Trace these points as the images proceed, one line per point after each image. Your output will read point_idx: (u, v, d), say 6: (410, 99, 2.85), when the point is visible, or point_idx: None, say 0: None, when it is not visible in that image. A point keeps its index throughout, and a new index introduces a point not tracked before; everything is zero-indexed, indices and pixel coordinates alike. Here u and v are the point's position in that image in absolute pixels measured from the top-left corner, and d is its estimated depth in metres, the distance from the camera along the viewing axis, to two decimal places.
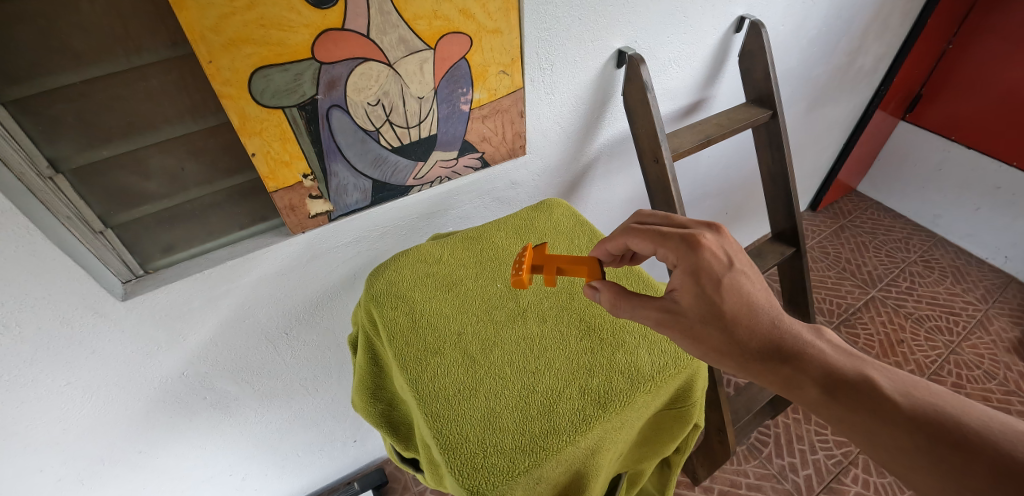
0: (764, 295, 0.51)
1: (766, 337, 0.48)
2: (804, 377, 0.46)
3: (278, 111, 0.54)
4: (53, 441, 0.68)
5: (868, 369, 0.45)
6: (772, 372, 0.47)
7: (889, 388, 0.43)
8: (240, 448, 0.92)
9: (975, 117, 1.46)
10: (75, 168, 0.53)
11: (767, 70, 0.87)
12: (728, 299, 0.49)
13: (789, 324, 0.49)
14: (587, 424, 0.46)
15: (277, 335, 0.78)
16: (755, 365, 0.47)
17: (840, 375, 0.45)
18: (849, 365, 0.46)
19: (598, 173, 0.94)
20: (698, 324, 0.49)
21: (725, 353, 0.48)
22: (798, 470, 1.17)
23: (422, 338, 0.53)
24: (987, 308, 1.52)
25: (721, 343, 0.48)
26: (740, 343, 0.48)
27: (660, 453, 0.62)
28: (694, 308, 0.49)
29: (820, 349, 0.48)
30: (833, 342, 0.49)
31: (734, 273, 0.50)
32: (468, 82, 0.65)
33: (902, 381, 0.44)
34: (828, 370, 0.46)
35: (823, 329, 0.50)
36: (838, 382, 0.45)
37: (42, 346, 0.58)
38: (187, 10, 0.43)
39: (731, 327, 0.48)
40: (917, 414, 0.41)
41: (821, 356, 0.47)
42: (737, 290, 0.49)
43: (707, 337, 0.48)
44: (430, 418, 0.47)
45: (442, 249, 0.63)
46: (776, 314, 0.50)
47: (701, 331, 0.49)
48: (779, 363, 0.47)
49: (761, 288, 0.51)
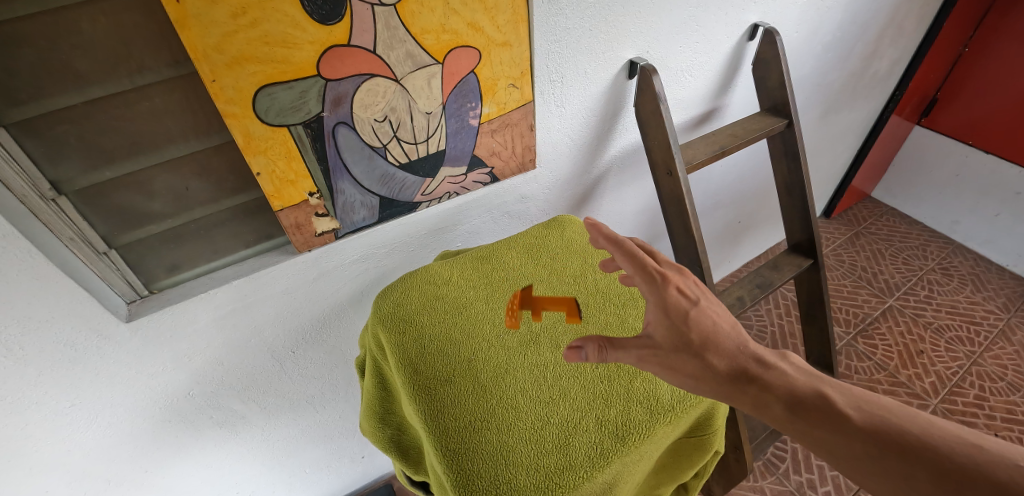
0: (729, 324, 0.48)
1: (732, 359, 0.45)
2: (770, 395, 0.44)
3: (283, 128, 0.53)
4: (59, 461, 0.67)
5: (824, 385, 0.44)
6: (738, 393, 0.44)
7: (843, 401, 0.42)
8: (249, 465, 0.90)
9: (994, 120, 1.42)
10: (79, 190, 0.52)
11: (783, 79, 0.85)
12: (696, 332, 0.46)
13: (751, 347, 0.46)
14: (604, 459, 0.44)
15: (284, 353, 0.76)
16: (722, 388, 0.44)
17: (801, 395, 0.43)
18: (806, 382, 0.44)
19: (610, 184, 0.92)
20: (669, 352, 0.46)
21: (698, 385, 0.45)
22: (817, 487, 1.13)
23: (431, 364, 0.51)
24: (1009, 317, 1.47)
25: (693, 377, 0.45)
26: (708, 367, 0.45)
27: (676, 479, 0.60)
28: (666, 337, 0.46)
29: (782, 370, 0.45)
30: (795, 363, 0.47)
31: (701, 307, 0.47)
32: (478, 96, 0.63)
33: (853, 394, 0.43)
34: (789, 387, 0.44)
35: (785, 351, 0.47)
36: (800, 400, 0.43)
37: (45, 368, 0.56)
38: (190, 28, 0.42)
39: (702, 355, 0.45)
40: (869, 427, 0.40)
41: (782, 375, 0.45)
42: (703, 322, 0.46)
43: (680, 366, 0.45)
44: (442, 454, 0.44)
45: (450, 269, 0.61)
46: (740, 338, 0.47)
47: (676, 363, 0.45)
48: (744, 383, 0.44)
49: (726, 317, 0.48)
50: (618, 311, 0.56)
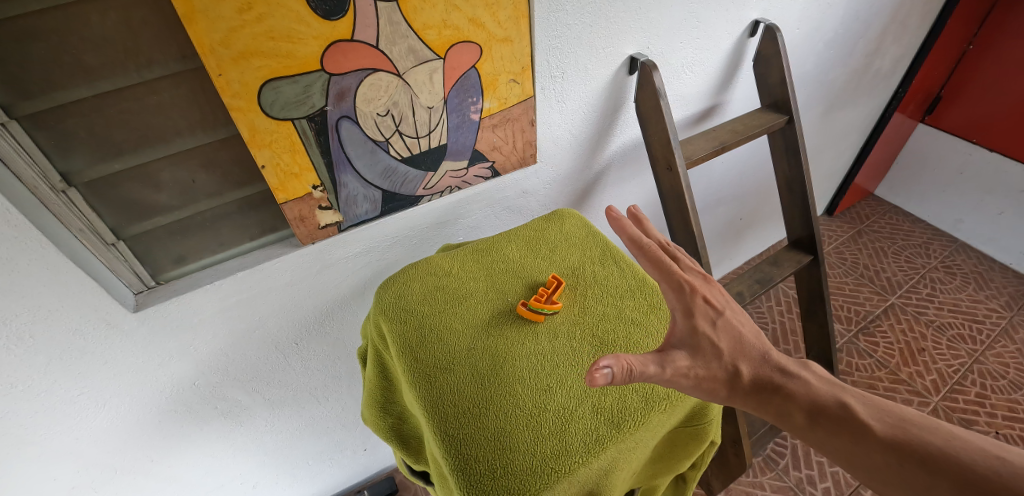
0: (753, 334, 0.50)
1: (758, 370, 0.48)
2: (792, 405, 0.46)
3: (287, 122, 0.54)
4: (67, 449, 0.68)
5: (848, 396, 0.45)
6: (764, 403, 0.46)
7: (865, 412, 0.44)
8: (252, 455, 0.92)
9: (998, 118, 1.42)
10: (88, 182, 0.53)
11: (783, 75, 0.85)
12: (724, 342, 0.48)
13: (776, 357, 0.48)
14: (599, 445, 0.45)
15: (288, 344, 0.77)
16: (748, 397, 0.47)
17: (823, 405, 0.45)
18: (829, 392, 0.46)
19: (611, 179, 0.93)
20: (700, 365, 0.46)
21: (725, 392, 0.47)
22: (816, 483, 1.14)
23: (432, 353, 0.52)
24: (1012, 316, 1.47)
25: (722, 387, 0.46)
26: (736, 376, 0.47)
27: (674, 469, 0.61)
28: (697, 348, 0.47)
29: (805, 380, 0.47)
30: (819, 373, 0.48)
31: (726, 316, 0.50)
32: (479, 92, 0.64)
33: (877, 404, 0.44)
34: (812, 398, 0.46)
35: (809, 360, 0.49)
36: (821, 410, 0.45)
37: (55, 356, 0.58)
38: (197, 23, 0.43)
39: (730, 364, 0.47)
40: (889, 437, 0.42)
41: (806, 386, 0.46)
42: (730, 330, 0.49)
43: (712, 377, 0.46)
44: (441, 439, 0.45)
45: (452, 261, 0.62)
46: (765, 348, 0.49)
47: (709, 375, 0.46)
48: (770, 392, 0.46)
49: (749, 325, 0.51)
50: (615, 302, 0.57)
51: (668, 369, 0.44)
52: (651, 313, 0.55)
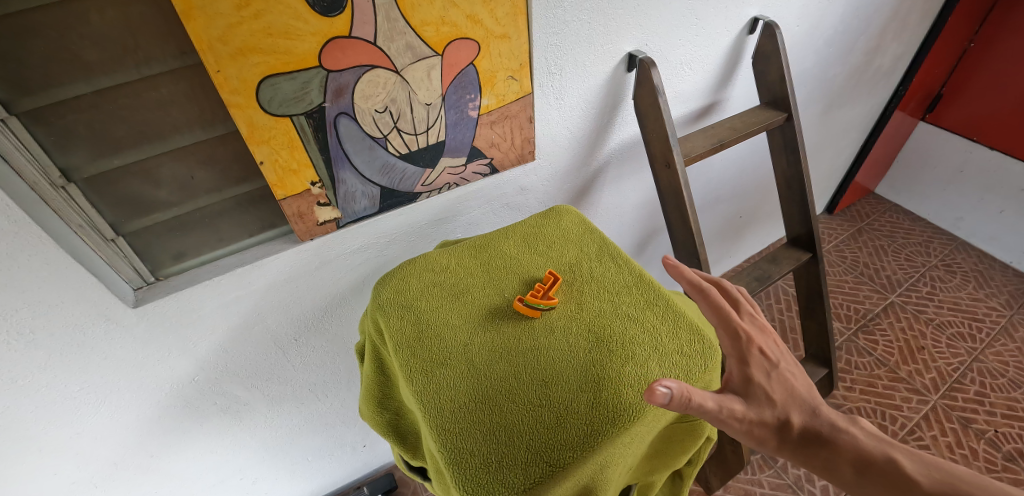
0: (807, 387, 0.49)
1: (805, 421, 0.47)
2: (840, 459, 0.45)
3: (286, 118, 0.54)
4: (67, 444, 0.69)
5: (897, 452, 0.44)
6: (811, 457, 0.45)
7: (916, 470, 0.43)
8: (251, 451, 0.92)
9: (999, 116, 1.42)
10: (88, 177, 0.53)
11: (782, 72, 0.85)
12: (777, 392, 0.47)
13: (825, 410, 0.47)
14: (594, 440, 0.45)
15: (287, 341, 0.78)
16: (795, 449, 0.45)
17: (872, 461, 0.44)
18: (878, 448, 0.45)
19: (609, 176, 0.93)
20: (753, 412, 0.46)
21: (774, 443, 0.46)
22: (814, 481, 1.14)
23: (429, 348, 0.52)
24: (1012, 314, 1.47)
25: (772, 438, 0.46)
26: (784, 427, 0.46)
27: (670, 465, 0.61)
28: (750, 397, 0.46)
29: (854, 435, 0.46)
30: (867, 427, 0.47)
31: (781, 368, 0.49)
32: (477, 89, 0.64)
33: (927, 461, 0.43)
34: (859, 452, 0.45)
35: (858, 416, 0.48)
36: (869, 465, 0.44)
37: (55, 351, 0.58)
38: (195, 19, 0.43)
39: (779, 414, 0.46)
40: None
41: (854, 440, 0.45)
42: (780, 380, 0.48)
43: (762, 426, 0.45)
44: (437, 433, 0.46)
45: (449, 257, 0.62)
46: (816, 402, 0.48)
47: (760, 423, 0.46)
48: (818, 446, 0.45)
49: (804, 379, 0.49)
50: (612, 298, 0.57)
51: (725, 410, 0.44)
52: (647, 309, 0.55)
